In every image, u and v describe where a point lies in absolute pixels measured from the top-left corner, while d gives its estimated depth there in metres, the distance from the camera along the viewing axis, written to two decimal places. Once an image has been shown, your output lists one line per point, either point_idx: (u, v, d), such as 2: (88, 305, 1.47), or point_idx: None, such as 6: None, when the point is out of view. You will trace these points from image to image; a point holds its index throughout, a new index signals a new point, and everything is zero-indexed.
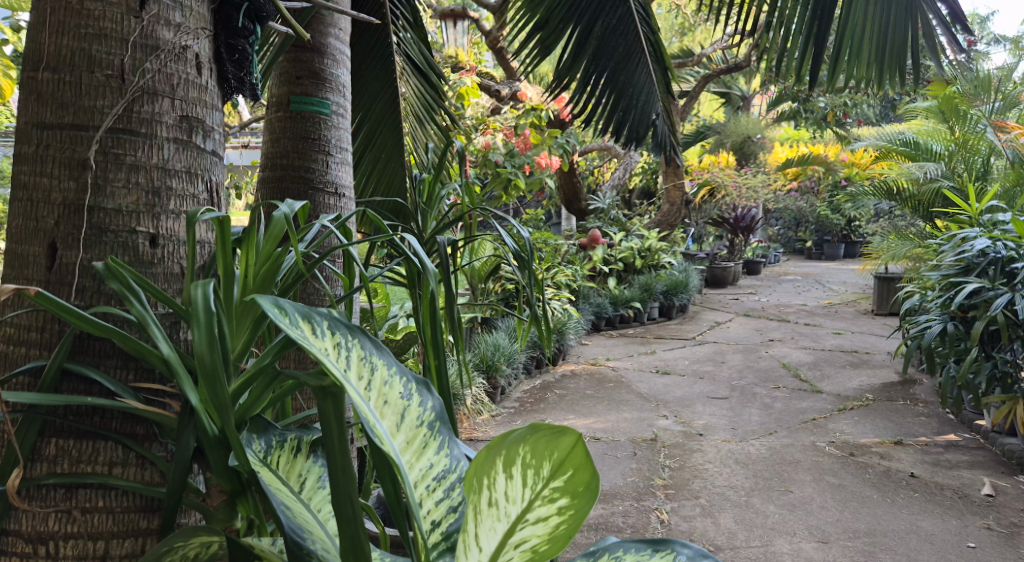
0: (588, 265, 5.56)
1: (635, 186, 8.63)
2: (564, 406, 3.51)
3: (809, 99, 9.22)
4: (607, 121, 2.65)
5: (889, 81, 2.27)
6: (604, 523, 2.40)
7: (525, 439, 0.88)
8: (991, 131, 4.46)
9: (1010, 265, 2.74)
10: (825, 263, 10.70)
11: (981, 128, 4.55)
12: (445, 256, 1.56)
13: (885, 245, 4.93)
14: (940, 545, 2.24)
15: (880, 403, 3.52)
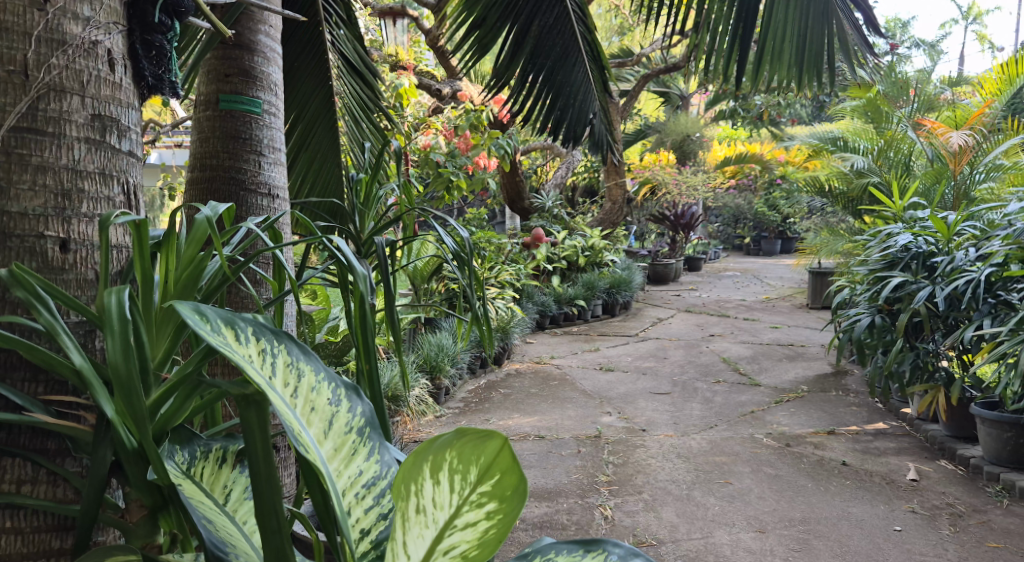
0: (532, 264, 5.57)
1: (578, 185, 8.70)
2: (509, 406, 3.51)
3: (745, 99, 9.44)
4: (545, 120, 2.65)
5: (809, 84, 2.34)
6: (548, 521, 2.41)
7: (452, 443, 0.87)
8: (912, 130, 4.63)
9: (931, 259, 2.84)
10: (762, 259, 10.99)
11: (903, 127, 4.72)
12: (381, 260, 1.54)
13: (818, 241, 5.08)
14: (869, 530, 2.32)
15: (814, 394, 3.63)
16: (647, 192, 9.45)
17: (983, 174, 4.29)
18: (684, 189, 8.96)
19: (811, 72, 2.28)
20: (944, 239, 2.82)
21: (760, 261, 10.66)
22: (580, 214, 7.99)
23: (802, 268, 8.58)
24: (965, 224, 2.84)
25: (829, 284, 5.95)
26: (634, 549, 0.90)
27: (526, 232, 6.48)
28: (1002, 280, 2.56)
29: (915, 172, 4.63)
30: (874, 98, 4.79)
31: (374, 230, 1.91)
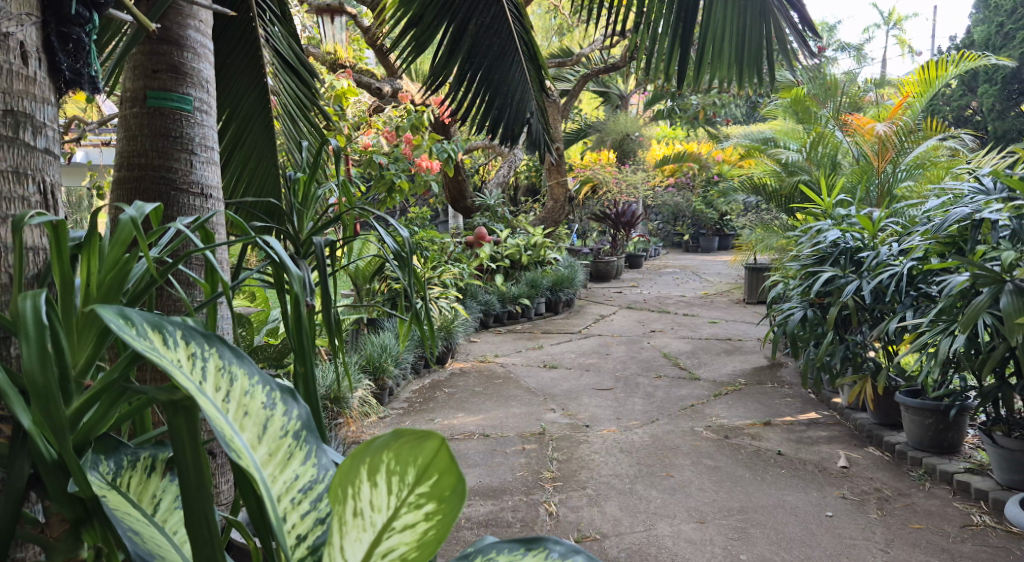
0: (476, 262, 5.56)
1: (520, 183, 8.74)
2: (453, 405, 3.50)
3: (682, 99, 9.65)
4: (483, 120, 2.65)
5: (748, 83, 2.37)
6: (494, 519, 2.42)
7: (389, 445, 0.85)
8: (840, 130, 4.81)
9: (857, 255, 2.95)
10: (700, 256, 11.26)
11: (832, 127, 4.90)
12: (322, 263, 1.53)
13: (754, 237, 5.22)
14: (803, 516, 2.40)
15: (751, 387, 3.74)
16: (588, 191, 9.54)
17: (906, 173, 4.48)
18: (624, 187, 9.08)
19: (749, 71, 2.32)
20: (869, 234, 2.94)
21: (698, 258, 10.92)
22: (523, 213, 8.02)
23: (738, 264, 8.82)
24: (888, 221, 2.96)
25: (764, 279, 6.13)
26: (574, 546, 0.91)
27: (469, 231, 6.46)
28: (923, 274, 2.68)
29: (843, 170, 4.81)
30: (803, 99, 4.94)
31: (313, 230, 1.87)
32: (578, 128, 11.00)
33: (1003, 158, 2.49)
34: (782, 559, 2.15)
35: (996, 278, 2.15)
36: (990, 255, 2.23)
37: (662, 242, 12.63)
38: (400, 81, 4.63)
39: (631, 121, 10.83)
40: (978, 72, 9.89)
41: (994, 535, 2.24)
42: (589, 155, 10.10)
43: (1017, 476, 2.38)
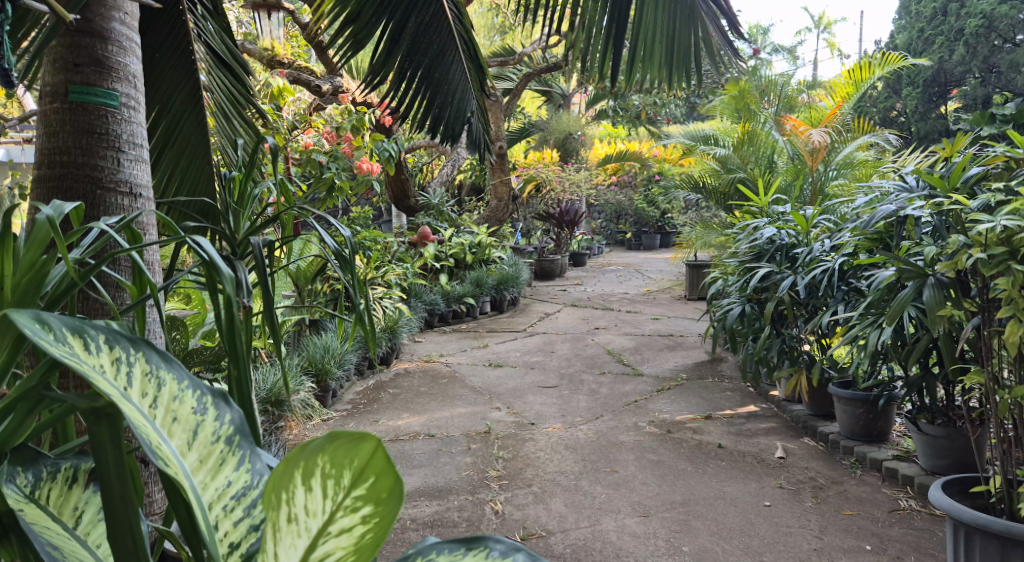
0: (420, 262, 5.51)
1: (465, 182, 8.71)
2: (398, 405, 3.47)
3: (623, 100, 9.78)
4: (423, 118, 2.65)
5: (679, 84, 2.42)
6: (439, 519, 2.40)
7: (324, 448, 0.84)
8: (776, 130, 4.95)
9: (792, 251, 3.04)
10: (642, 254, 11.44)
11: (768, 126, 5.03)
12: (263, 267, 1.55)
13: (693, 234, 5.33)
14: (742, 507, 2.47)
15: (692, 381, 3.81)
16: (531, 190, 9.57)
17: (835, 172, 4.68)
18: (567, 186, 9.15)
19: (680, 72, 2.37)
20: (803, 231, 3.03)
21: (641, 255, 11.09)
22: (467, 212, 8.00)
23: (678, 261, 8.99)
24: (820, 218, 3.06)
25: (703, 276, 6.27)
26: (515, 544, 0.90)
27: (412, 230, 6.39)
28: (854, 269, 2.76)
29: (778, 169, 4.95)
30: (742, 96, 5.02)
31: (251, 230, 1.81)
32: (521, 128, 11.02)
33: (925, 157, 2.59)
34: (723, 550, 2.20)
35: (919, 273, 2.24)
36: (913, 250, 2.33)
37: (605, 240, 12.79)
38: (340, 78, 4.51)
39: (573, 120, 10.90)
40: (901, 75, 10.32)
41: (919, 519, 2.35)
42: (532, 154, 10.14)
43: (939, 461, 2.49)
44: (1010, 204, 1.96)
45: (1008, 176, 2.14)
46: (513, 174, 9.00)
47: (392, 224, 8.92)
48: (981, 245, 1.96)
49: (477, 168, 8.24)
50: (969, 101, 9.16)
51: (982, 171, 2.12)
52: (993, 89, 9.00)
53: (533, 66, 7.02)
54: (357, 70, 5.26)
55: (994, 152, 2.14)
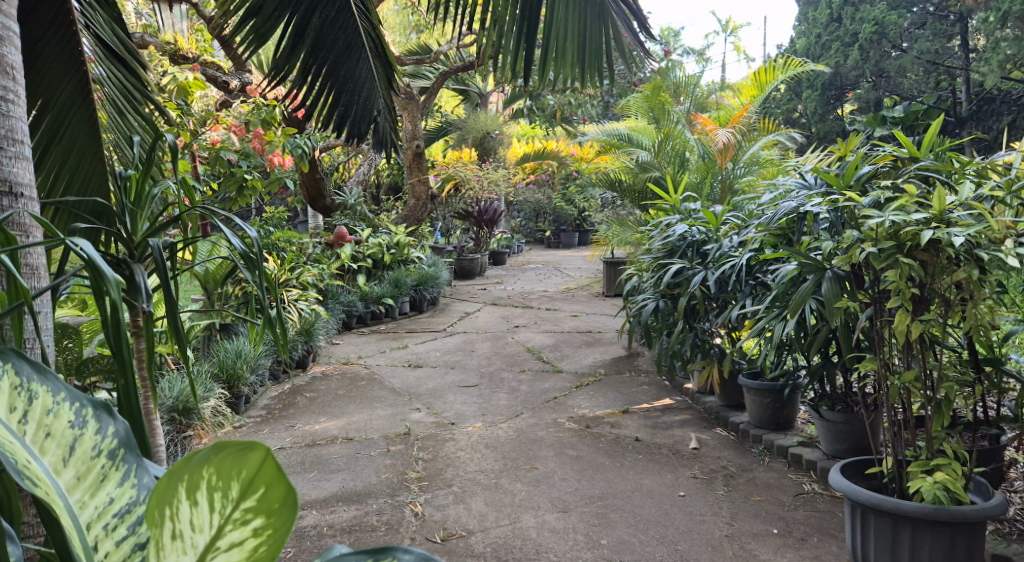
0: (336, 263, 5.38)
1: (382, 182, 8.58)
2: (315, 410, 3.39)
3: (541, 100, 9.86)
4: (329, 115, 2.64)
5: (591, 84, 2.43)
6: (357, 524, 2.36)
7: (209, 459, 0.79)
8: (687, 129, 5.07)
9: (703, 247, 3.13)
10: (561, 252, 11.60)
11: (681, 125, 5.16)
12: (166, 279, 1.50)
13: (609, 232, 5.42)
14: (658, 498, 2.53)
15: (610, 376, 3.89)
16: (451, 189, 9.52)
17: (744, 169, 4.83)
18: (486, 184, 9.15)
19: (591, 72, 2.38)
20: (713, 228, 3.12)
21: (559, 253, 11.25)
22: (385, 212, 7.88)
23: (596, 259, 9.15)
24: (729, 215, 3.15)
25: (620, 273, 6.40)
26: (423, 555, 0.89)
27: (329, 230, 6.23)
28: (760, 263, 2.86)
29: (689, 168, 5.09)
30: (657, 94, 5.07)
31: (150, 231, 1.74)
32: (438, 127, 10.93)
33: (823, 157, 2.70)
34: (640, 541, 2.25)
35: (818, 267, 2.32)
36: (812, 245, 2.41)
37: (524, 238, 12.90)
38: (248, 74, 4.32)
39: (491, 118, 10.89)
40: (802, 79, 10.96)
41: (821, 501, 2.47)
42: (451, 153, 10.10)
43: (839, 445, 2.61)
44: (897, 200, 2.08)
45: (895, 173, 2.28)
46: (431, 172, 8.91)
47: (308, 226, 8.69)
48: (873, 239, 2.06)
49: (394, 167, 8.13)
50: (861, 105, 9.71)
51: (873, 169, 2.24)
52: (882, 94, 9.54)
53: (448, 63, 6.97)
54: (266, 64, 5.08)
55: (882, 152, 2.26)
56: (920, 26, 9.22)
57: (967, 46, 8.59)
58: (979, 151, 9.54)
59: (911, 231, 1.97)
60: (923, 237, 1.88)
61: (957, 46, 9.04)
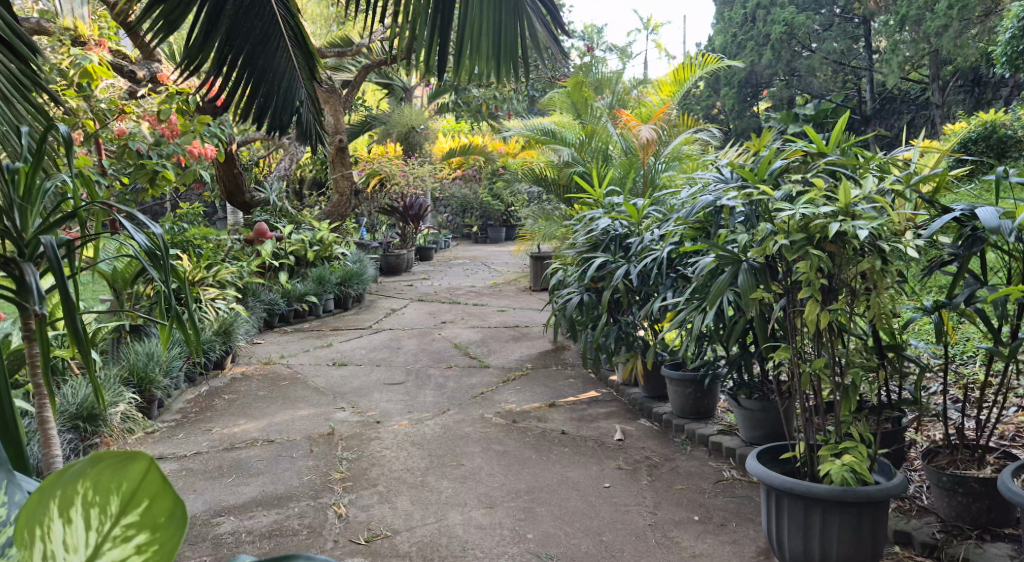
0: (257, 261, 5.22)
1: (305, 177, 8.41)
2: (234, 411, 3.28)
3: (467, 94, 9.88)
4: (247, 107, 2.51)
5: (505, 77, 2.41)
6: (278, 529, 2.29)
7: (84, 472, 0.64)
8: (610, 123, 5.14)
9: (625, 241, 3.17)
10: (488, 247, 11.64)
11: (603, 120, 5.22)
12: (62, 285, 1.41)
13: (535, 226, 5.46)
14: (583, 490, 2.55)
15: (537, 370, 3.91)
16: (376, 184, 9.40)
17: (665, 165, 4.87)
18: (412, 179, 9.08)
19: (507, 68, 2.36)
20: (635, 222, 3.16)
21: (487, 248, 11.28)
22: (308, 208, 7.70)
23: (523, 253, 9.22)
24: (650, 209, 3.19)
25: (546, 267, 6.45)
26: None
27: (248, 227, 6.04)
28: (680, 256, 2.90)
29: (612, 162, 5.17)
30: (579, 90, 5.14)
31: (43, 229, 1.62)
32: (362, 121, 10.88)
33: (737, 152, 2.76)
34: (565, 534, 2.26)
35: (735, 259, 2.36)
36: (729, 238, 2.45)
37: (451, 234, 12.88)
38: (158, 64, 4.19)
39: (416, 113, 10.79)
40: (719, 77, 11.87)
41: (740, 486, 2.54)
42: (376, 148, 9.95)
43: (757, 432, 2.69)
44: (807, 194, 2.15)
45: (806, 168, 2.36)
46: (356, 168, 8.85)
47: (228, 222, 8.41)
48: (785, 231, 2.12)
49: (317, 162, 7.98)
50: (780, 101, 10.87)
51: (786, 163, 2.30)
52: (795, 92, 10.78)
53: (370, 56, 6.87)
54: (176, 54, 4.88)
55: (794, 147, 2.34)
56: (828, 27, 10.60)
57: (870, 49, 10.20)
58: (880, 146, 10.23)
59: (820, 224, 2.04)
60: (831, 230, 1.95)
61: (862, 48, 10.69)
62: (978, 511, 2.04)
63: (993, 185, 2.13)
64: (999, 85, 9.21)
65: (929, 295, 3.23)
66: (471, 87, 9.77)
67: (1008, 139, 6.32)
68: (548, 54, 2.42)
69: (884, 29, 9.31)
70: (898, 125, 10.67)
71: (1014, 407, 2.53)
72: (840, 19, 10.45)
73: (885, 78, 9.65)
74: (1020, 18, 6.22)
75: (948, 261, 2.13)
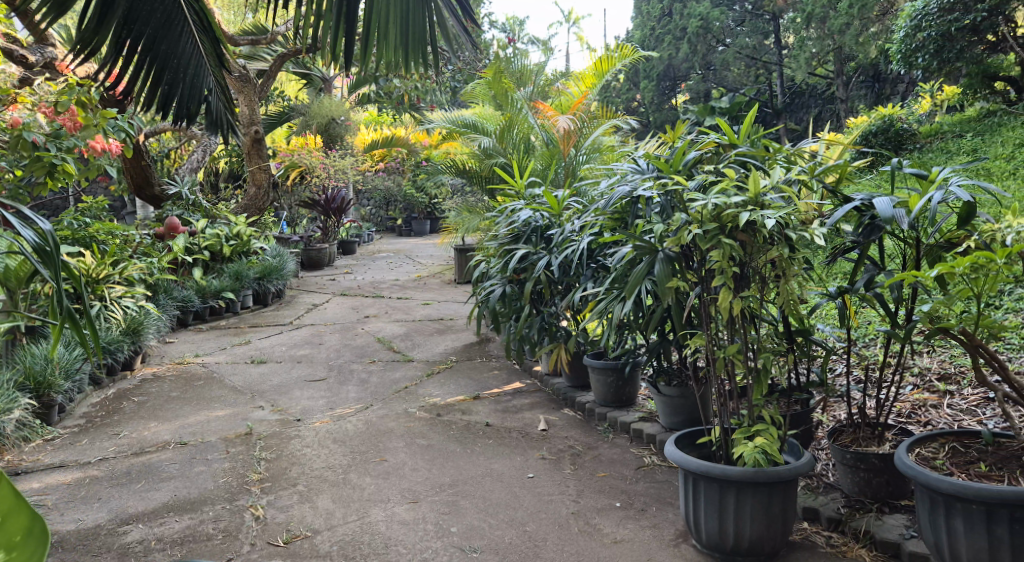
0: (168, 256, 5.02)
1: (220, 169, 8.16)
2: (144, 414, 3.14)
3: (389, 85, 9.75)
4: (151, 96, 2.39)
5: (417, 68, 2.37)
6: (190, 535, 2.20)
7: None
8: (531, 114, 5.14)
9: (546, 232, 3.18)
10: (412, 240, 11.57)
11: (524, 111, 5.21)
12: None
13: (458, 219, 5.43)
14: (507, 481, 2.55)
15: (462, 363, 3.89)
16: (296, 176, 9.18)
17: (585, 156, 5.00)
18: (333, 172, 8.91)
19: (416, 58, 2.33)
20: (555, 213, 3.17)
21: (411, 241, 11.19)
22: (223, 201, 7.43)
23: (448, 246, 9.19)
24: (571, 201, 3.21)
25: (470, 259, 6.44)
26: None
27: (158, 221, 5.82)
28: (600, 247, 2.94)
29: (533, 153, 5.18)
30: (498, 80, 5.11)
31: None
32: (279, 112, 10.39)
33: (652, 144, 2.81)
34: (489, 526, 2.26)
35: (652, 249, 2.39)
36: (645, 228, 2.47)
37: (375, 227, 12.70)
38: (52, 49, 3.95)
39: (335, 104, 10.53)
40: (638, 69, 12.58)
41: (660, 472, 2.60)
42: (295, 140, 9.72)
43: (676, 419, 2.76)
44: (719, 184, 2.19)
45: (718, 160, 2.41)
46: (274, 160, 8.67)
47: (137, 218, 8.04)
48: (698, 221, 2.15)
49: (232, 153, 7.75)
50: (693, 94, 11.58)
51: (698, 155, 2.34)
52: (710, 85, 11.41)
53: (286, 45, 6.68)
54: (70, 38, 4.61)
55: (706, 139, 2.39)
56: (741, 23, 11.08)
57: (779, 44, 10.60)
58: (790, 139, 10.63)
59: (731, 214, 2.09)
60: (741, 219, 2.00)
61: (772, 43, 11.09)
62: (878, 485, 2.15)
63: (889, 176, 2.23)
64: (897, 81, 9.82)
65: (833, 281, 3.38)
66: (393, 77, 9.65)
67: (904, 132, 6.67)
68: (458, 45, 2.40)
69: (790, 25, 9.67)
70: (807, 119, 11.15)
71: (910, 385, 2.67)
72: (752, 16, 10.84)
73: (794, 73, 10.03)
74: (912, 18, 6.57)
75: (850, 248, 2.22)
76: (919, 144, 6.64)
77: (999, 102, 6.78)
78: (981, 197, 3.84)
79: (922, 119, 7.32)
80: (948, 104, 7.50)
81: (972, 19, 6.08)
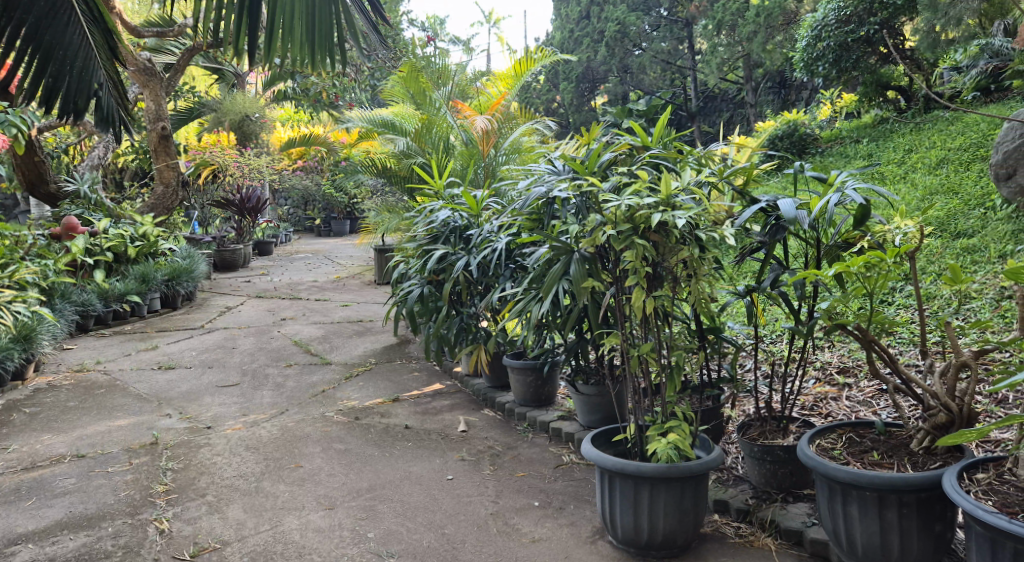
0: (65, 258, 4.75)
1: (127, 166, 7.78)
2: (38, 426, 2.95)
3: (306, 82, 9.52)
4: (34, 89, 2.26)
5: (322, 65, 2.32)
6: (87, 553, 2.08)
7: None
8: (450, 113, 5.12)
9: (464, 232, 3.17)
10: (332, 240, 11.35)
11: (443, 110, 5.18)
12: None
13: (378, 219, 5.36)
14: (426, 483, 2.53)
15: (381, 365, 3.84)
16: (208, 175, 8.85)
17: (505, 156, 5.02)
18: (248, 170, 8.63)
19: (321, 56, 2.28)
20: (473, 213, 3.16)
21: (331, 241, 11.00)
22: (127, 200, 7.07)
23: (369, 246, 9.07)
24: (489, 201, 3.21)
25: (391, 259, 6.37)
26: None
27: (55, 221, 5.50)
28: (518, 247, 2.94)
29: (453, 153, 5.15)
30: (416, 79, 5.05)
31: None
32: (188, 108, 9.99)
33: (567, 144, 2.83)
34: (407, 530, 2.23)
35: (568, 249, 2.40)
36: (562, 228, 2.49)
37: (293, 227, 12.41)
38: None
39: (250, 100, 10.22)
40: (557, 71, 12.74)
41: (578, 469, 2.63)
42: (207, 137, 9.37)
43: (594, 417, 2.79)
44: (632, 185, 2.22)
45: (631, 161, 2.44)
46: (184, 157, 8.31)
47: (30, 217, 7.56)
48: (613, 221, 2.18)
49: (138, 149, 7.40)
50: (612, 96, 11.78)
51: (612, 156, 2.37)
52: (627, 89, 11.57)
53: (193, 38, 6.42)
54: None
55: (620, 141, 2.42)
56: (656, 28, 11.34)
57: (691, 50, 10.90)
58: (704, 141, 10.99)
59: (643, 214, 2.12)
60: (653, 220, 2.03)
61: (685, 48, 11.40)
62: (783, 476, 2.24)
63: (791, 179, 2.33)
64: (801, 88, 10.28)
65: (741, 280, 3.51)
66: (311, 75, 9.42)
67: (807, 137, 6.98)
68: (364, 43, 2.36)
69: (702, 32, 9.96)
70: (719, 122, 11.56)
71: (812, 379, 2.79)
72: (667, 21, 11.09)
73: (706, 78, 10.35)
74: (813, 28, 6.88)
75: (757, 248, 2.30)
76: (820, 148, 6.98)
77: (891, 109, 7.20)
78: (874, 200, 4.05)
79: (822, 124, 7.67)
80: (845, 110, 8.08)
81: (867, 31, 6.41)
